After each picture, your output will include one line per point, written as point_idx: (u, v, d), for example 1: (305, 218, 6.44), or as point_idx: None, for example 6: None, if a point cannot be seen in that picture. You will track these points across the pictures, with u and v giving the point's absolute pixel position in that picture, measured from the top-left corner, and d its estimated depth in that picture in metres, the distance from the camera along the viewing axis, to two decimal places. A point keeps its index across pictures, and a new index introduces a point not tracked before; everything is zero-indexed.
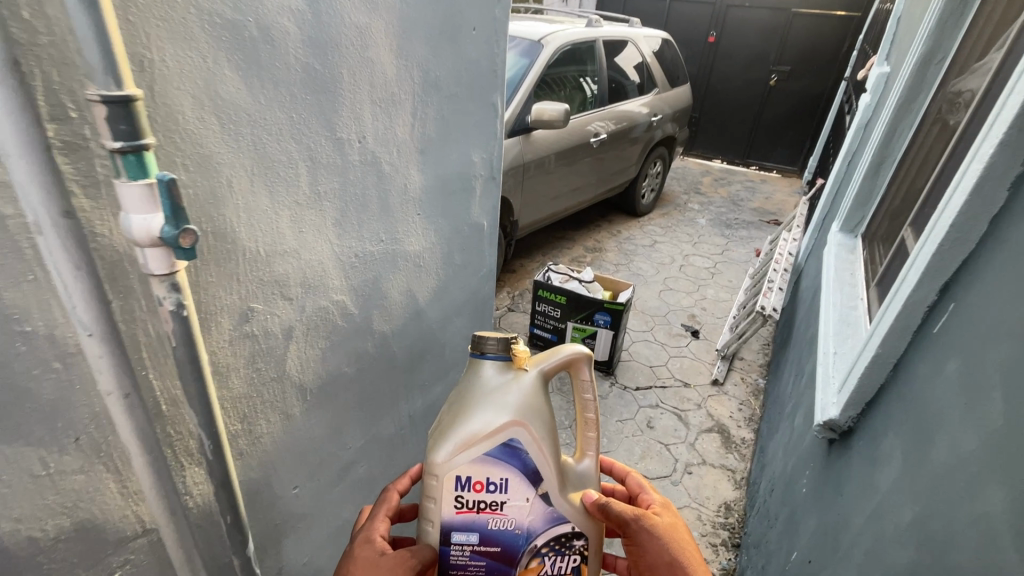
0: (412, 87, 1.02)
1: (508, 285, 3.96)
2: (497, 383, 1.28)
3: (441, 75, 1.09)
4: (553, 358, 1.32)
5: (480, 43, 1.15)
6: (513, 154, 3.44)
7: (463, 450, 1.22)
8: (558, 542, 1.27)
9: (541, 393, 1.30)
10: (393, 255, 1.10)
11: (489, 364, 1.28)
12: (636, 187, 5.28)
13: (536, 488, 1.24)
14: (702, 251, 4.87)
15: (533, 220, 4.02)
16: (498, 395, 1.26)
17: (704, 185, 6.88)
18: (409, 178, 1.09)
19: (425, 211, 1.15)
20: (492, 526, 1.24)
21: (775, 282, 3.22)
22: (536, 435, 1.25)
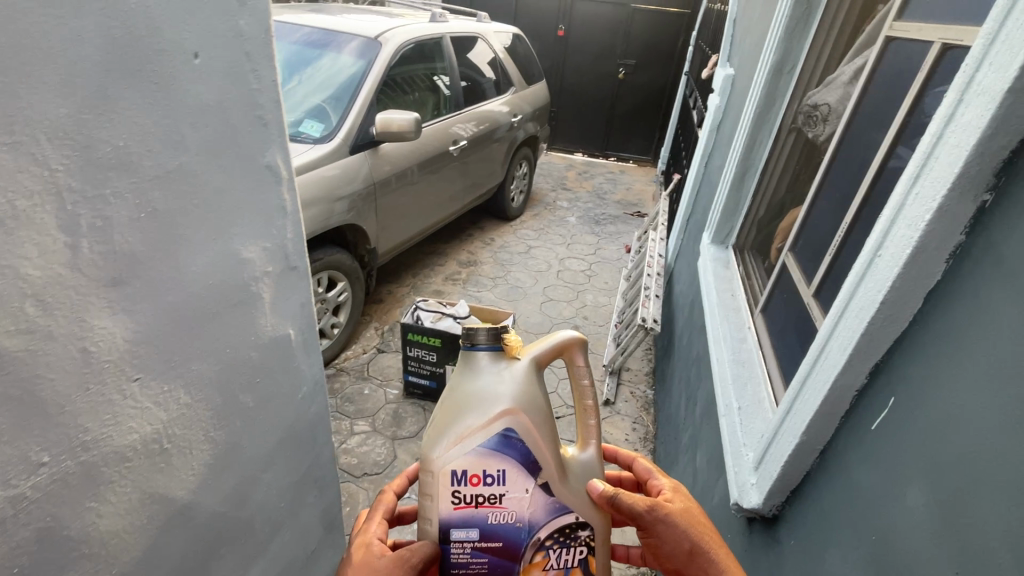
0: (45, 186, 0.51)
1: (376, 319, 3.46)
2: (488, 377, 1.24)
3: (138, 146, 0.58)
4: (547, 343, 1.28)
5: (218, 75, 0.65)
6: (360, 174, 2.93)
7: (456, 444, 1.20)
8: (563, 534, 1.23)
9: (537, 380, 1.27)
10: (92, 473, 0.64)
11: (482, 354, 1.26)
12: (504, 191, 5.04)
13: (535, 479, 1.21)
14: (576, 252, 4.81)
15: (397, 242, 3.54)
16: (489, 386, 1.22)
17: (569, 180, 6.91)
18: (95, 344, 0.59)
19: (156, 372, 0.68)
20: (492, 521, 1.22)
21: (652, 288, 3.17)
22: (531, 422, 1.22)
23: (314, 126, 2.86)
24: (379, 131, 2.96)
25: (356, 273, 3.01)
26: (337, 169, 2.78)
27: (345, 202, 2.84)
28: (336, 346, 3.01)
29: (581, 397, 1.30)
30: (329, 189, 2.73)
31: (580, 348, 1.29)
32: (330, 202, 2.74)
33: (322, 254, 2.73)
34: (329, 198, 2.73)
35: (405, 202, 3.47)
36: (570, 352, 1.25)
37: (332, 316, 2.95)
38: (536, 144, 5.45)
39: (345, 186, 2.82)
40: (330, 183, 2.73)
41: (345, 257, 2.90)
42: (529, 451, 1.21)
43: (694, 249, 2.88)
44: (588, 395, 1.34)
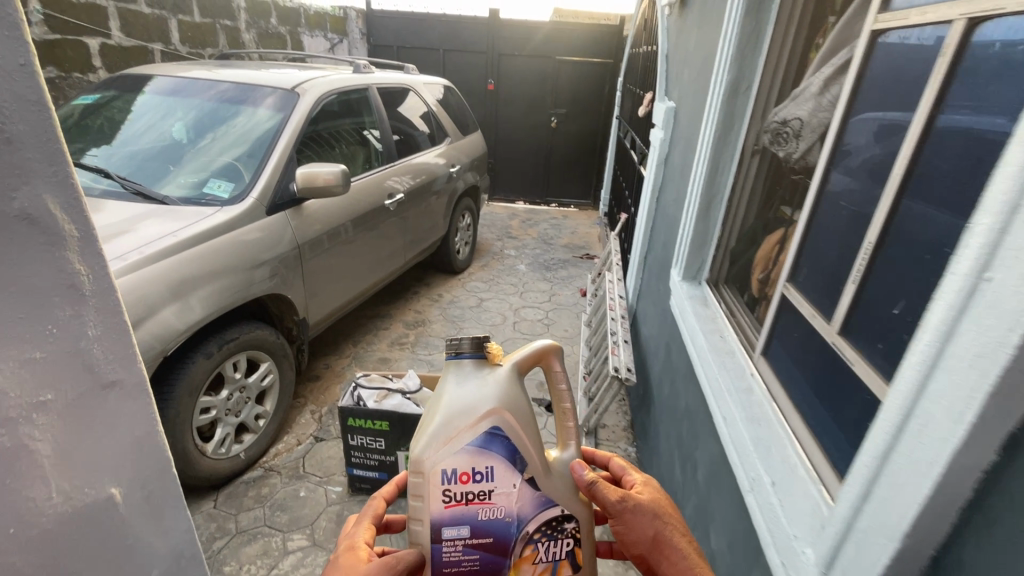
0: None
1: (312, 400, 2.99)
2: (474, 383, 1.32)
3: None
4: (527, 350, 1.38)
5: None
6: (282, 237, 2.55)
7: (446, 444, 1.27)
8: (549, 526, 1.32)
9: (519, 384, 1.36)
10: None
11: (467, 362, 1.35)
12: (449, 244, 4.77)
13: (521, 474, 1.30)
14: (531, 301, 4.56)
15: (333, 310, 3.14)
16: (476, 391, 1.30)
17: (514, 228, 6.77)
18: None
19: None
20: (481, 517, 1.29)
21: (619, 334, 2.92)
22: (516, 420, 1.30)
23: (222, 185, 2.48)
24: (304, 188, 2.60)
25: (283, 351, 2.56)
26: (252, 232, 2.38)
27: (266, 270, 2.43)
28: (262, 441, 2.51)
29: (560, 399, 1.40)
30: (245, 257, 2.32)
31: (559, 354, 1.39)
32: (247, 271, 2.32)
33: (241, 333, 2.28)
34: (246, 267, 2.32)
35: (338, 264, 3.10)
36: (547, 357, 1.36)
37: (257, 405, 2.47)
38: (477, 194, 5.27)
39: (264, 251, 2.42)
40: (245, 249, 2.32)
41: (270, 333, 2.47)
42: (515, 448, 1.29)
43: (660, 289, 2.67)
44: (565, 399, 1.44)
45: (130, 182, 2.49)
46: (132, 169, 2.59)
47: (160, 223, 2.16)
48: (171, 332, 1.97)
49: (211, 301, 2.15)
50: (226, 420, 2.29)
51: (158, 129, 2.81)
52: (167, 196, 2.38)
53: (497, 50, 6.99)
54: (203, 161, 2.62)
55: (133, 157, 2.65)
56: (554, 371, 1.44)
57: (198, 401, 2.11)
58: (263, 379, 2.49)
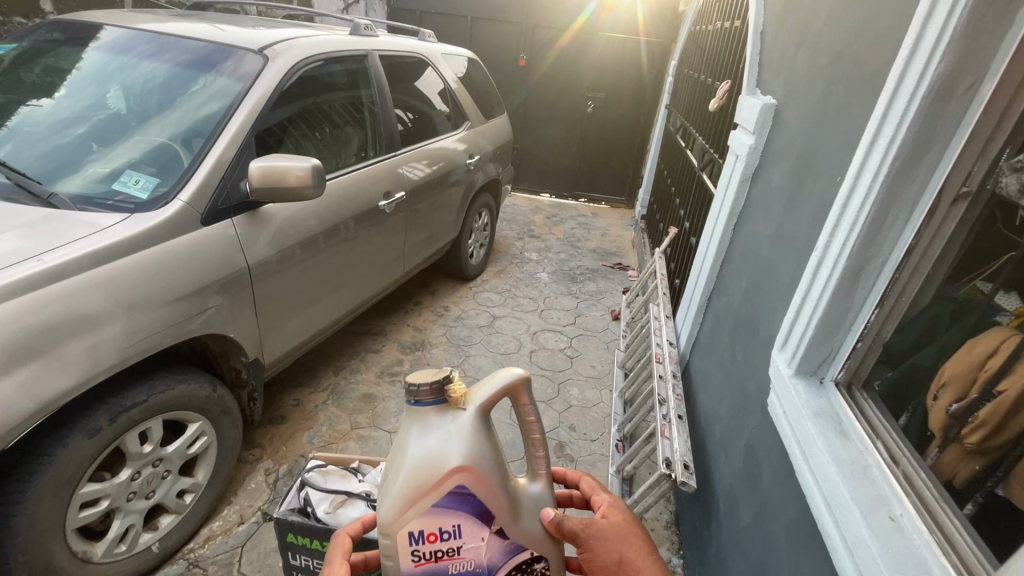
0: None
1: (271, 454, 2.36)
2: (437, 434, 1.15)
3: None
4: (493, 388, 1.18)
5: None
6: (225, 254, 1.86)
7: (412, 507, 1.13)
8: (521, 570, 1.22)
9: (486, 429, 1.19)
10: None
11: (427, 412, 1.15)
12: (461, 248, 4.05)
13: (490, 527, 1.18)
14: (553, 322, 3.84)
15: (308, 339, 2.47)
16: (439, 443, 1.13)
17: (536, 224, 6.04)
18: None
19: None
20: (453, 570, 1.19)
21: (671, 407, 2.20)
22: (486, 479, 1.14)
23: (141, 181, 1.79)
24: (258, 183, 1.90)
25: (222, 407, 1.93)
26: (176, 250, 1.70)
27: (198, 303, 1.76)
28: (186, 523, 1.91)
29: (530, 431, 1.26)
30: (162, 286, 1.65)
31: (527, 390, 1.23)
32: (165, 307, 1.65)
33: (151, 394, 1.63)
34: (164, 301, 1.64)
35: (316, 284, 2.41)
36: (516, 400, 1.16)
37: (180, 480, 1.85)
38: (498, 188, 4.52)
39: (195, 277, 1.75)
40: (161, 275, 1.65)
41: (202, 386, 1.82)
42: (484, 506, 1.15)
43: (738, 359, 1.94)
44: (536, 429, 1.30)
45: (17, 165, 1.81)
46: (25, 142, 1.90)
47: (23, 237, 1.47)
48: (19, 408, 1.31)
49: (98, 353, 1.47)
50: (127, 509, 1.67)
51: (77, 89, 2.10)
52: (56, 191, 1.72)
53: (533, 21, 6.14)
54: (122, 140, 1.91)
55: (30, 126, 1.95)
56: (523, 405, 1.27)
57: (75, 495, 1.49)
58: (191, 444, 1.87)
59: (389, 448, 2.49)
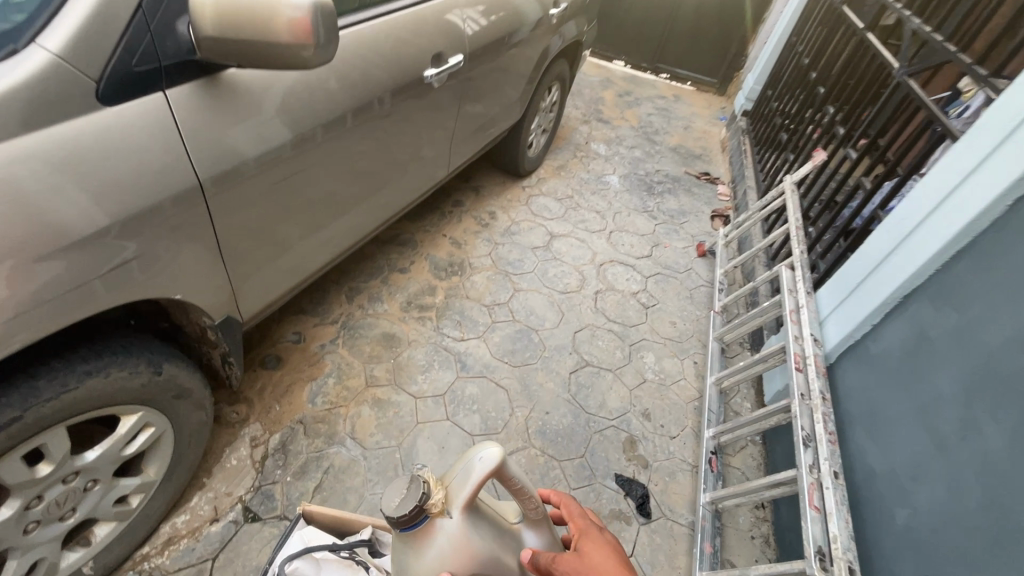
0: None
1: (258, 416, 1.79)
2: (432, 551, 0.93)
3: None
4: (470, 484, 0.95)
5: None
6: (149, 161, 1.06)
7: None
8: None
9: (477, 524, 0.97)
10: None
11: (416, 534, 0.93)
12: (520, 136, 3.06)
13: None
14: (624, 251, 3.02)
15: (306, 269, 1.73)
16: (438, 561, 0.93)
17: (606, 103, 4.84)
18: None
19: None
20: None
21: (823, 456, 1.51)
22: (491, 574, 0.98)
23: None
24: (214, 30, 1.02)
25: (172, 391, 1.27)
26: (44, 158, 0.91)
27: (101, 251, 1.02)
28: (137, 529, 1.39)
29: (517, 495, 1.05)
30: (23, 229, 0.89)
31: (508, 465, 0.98)
32: (34, 268, 0.92)
33: (26, 409, 0.96)
34: (29, 257, 0.90)
35: (313, 194, 1.59)
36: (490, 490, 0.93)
37: (117, 486, 1.28)
38: (576, 54, 3.34)
39: (91, 209, 0.98)
40: (16, 209, 0.87)
41: (133, 374, 1.14)
42: None
43: (990, 444, 1.21)
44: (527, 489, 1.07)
45: None
46: None
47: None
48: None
49: None
50: (27, 545, 1.12)
51: None
52: None
53: None
54: None
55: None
56: (507, 478, 1.02)
57: None
58: (130, 441, 1.25)
59: (412, 421, 1.89)
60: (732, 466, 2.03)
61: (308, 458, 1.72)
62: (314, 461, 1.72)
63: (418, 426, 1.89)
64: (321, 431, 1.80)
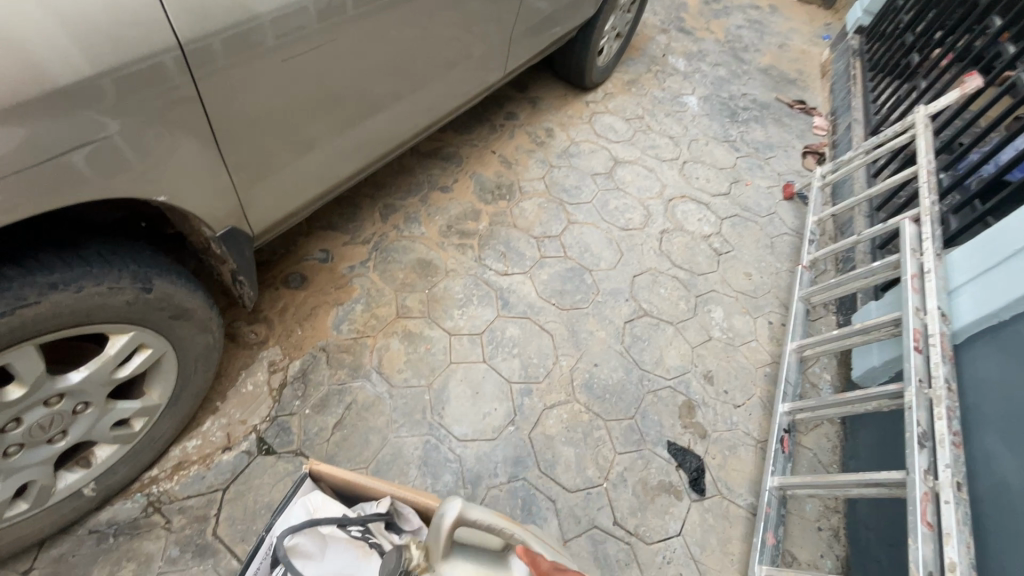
0: None
1: (277, 340, 1.62)
2: None
3: None
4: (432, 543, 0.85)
5: None
6: (106, 6, 0.80)
7: None
8: None
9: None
10: None
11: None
12: (590, 39, 2.59)
13: None
14: (698, 186, 2.60)
15: (334, 178, 1.48)
16: None
17: (690, 10, 4.13)
18: None
19: None
20: None
21: (944, 461, 1.21)
22: None
23: None
24: None
25: (168, 311, 1.08)
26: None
27: (44, 131, 0.78)
28: (143, 452, 1.27)
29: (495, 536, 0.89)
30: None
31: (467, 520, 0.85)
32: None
33: None
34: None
35: (342, 84, 1.29)
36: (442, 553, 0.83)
37: (113, 409, 1.12)
38: None
39: (19, 71, 0.73)
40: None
41: (114, 290, 0.95)
42: None
43: None
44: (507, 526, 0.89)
45: None
46: None
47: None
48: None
49: None
50: (10, 468, 1.01)
51: None
52: None
53: None
54: None
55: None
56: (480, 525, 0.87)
57: None
58: (123, 362, 1.07)
59: (445, 360, 1.69)
60: (803, 445, 1.77)
61: (328, 391, 1.56)
62: (336, 396, 1.55)
63: (451, 366, 1.68)
64: (344, 361, 1.62)
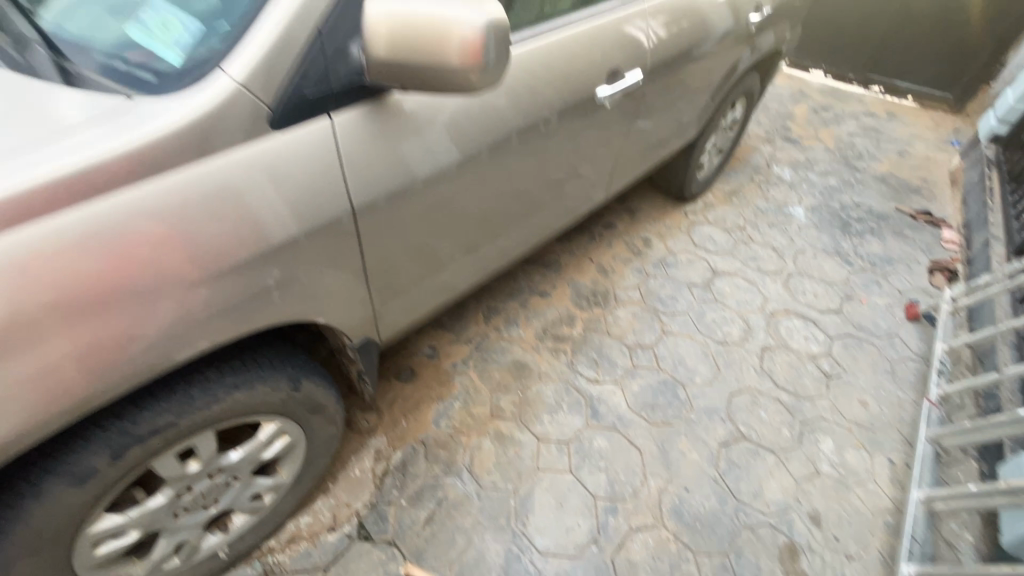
0: None
1: (385, 429, 1.79)
2: None
3: None
4: None
5: None
6: (316, 185, 1.04)
7: None
8: None
9: None
10: None
11: None
12: (690, 159, 2.73)
13: None
14: (805, 300, 2.51)
15: (452, 291, 1.68)
16: None
17: (797, 119, 4.16)
18: None
19: None
20: None
21: None
22: None
23: (173, 25, 0.93)
24: (387, 54, 0.95)
25: (307, 405, 1.30)
26: (206, 185, 0.91)
27: (257, 277, 1.02)
28: (266, 523, 1.45)
29: None
30: (178, 256, 0.90)
31: None
32: (183, 296, 0.92)
33: (180, 417, 1.03)
34: (180, 284, 0.91)
35: (468, 217, 1.52)
36: None
37: (253, 484, 1.33)
38: (771, 67, 2.88)
39: (251, 235, 0.98)
40: (173, 235, 0.88)
41: (274, 389, 1.18)
42: None
43: None
44: None
45: None
46: None
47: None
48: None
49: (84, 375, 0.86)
50: (175, 528, 1.22)
51: None
52: (51, 27, 0.92)
53: None
54: None
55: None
56: None
57: (82, 537, 1.04)
58: (267, 446, 1.29)
59: (533, 466, 1.75)
60: None
61: (424, 484, 1.68)
62: (430, 490, 1.67)
63: (538, 473, 1.74)
64: (440, 457, 1.75)
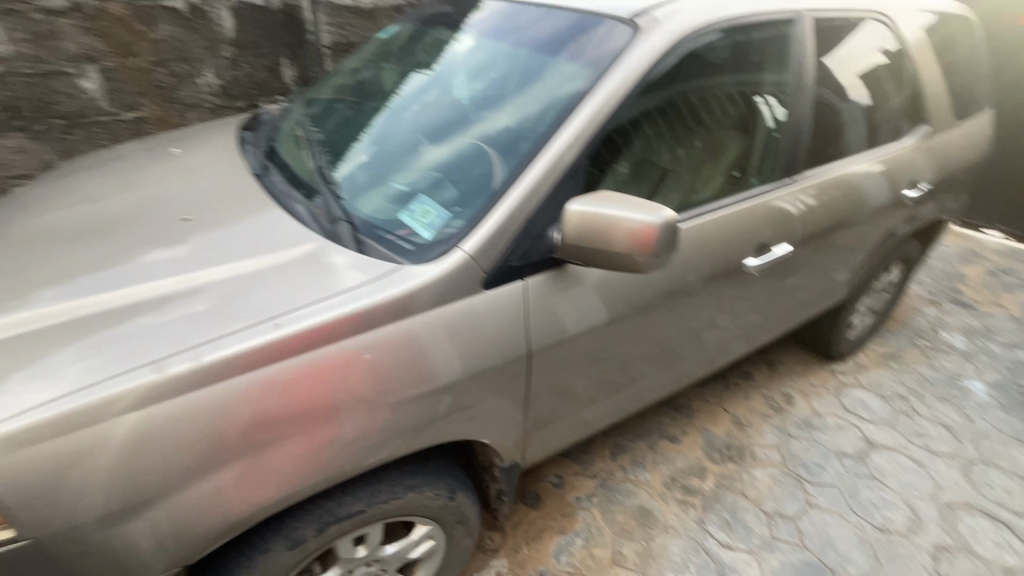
0: None
1: (507, 552, 1.86)
2: None
3: None
4: None
5: None
6: (500, 332, 1.31)
7: None
8: None
9: None
10: None
11: None
12: (837, 321, 2.67)
13: None
14: (991, 496, 2.15)
15: (588, 429, 1.80)
16: None
17: (970, 281, 3.80)
18: None
19: None
20: None
21: None
22: None
23: (430, 214, 1.33)
24: (580, 240, 1.21)
25: (456, 514, 1.45)
26: (426, 329, 1.21)
27: (444, 401, 1.27)
28: None
29: None
30: (394, 381, 1.18)
31: None
32: (390, 410, 1.19)
33: (370, 505, 1.25)
34: (392, 400, 1.19)
35: (613, 363, 1.68)
36: None
37: None
38: (932, 234, 2.79)
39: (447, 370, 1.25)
40: (394, 364, 1.17)
41: (436, 494, 1.36)
42: None
43: None
44: None
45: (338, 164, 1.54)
46: (360, 134, 1.63)
47: (264, 289, 1.16)
48: (195, 517, 1.05)
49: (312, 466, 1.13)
50: None
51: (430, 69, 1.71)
52: (353, 213, 1.37)
53: None
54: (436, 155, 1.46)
55: (353, 107, 1.79)
56: None
57: None
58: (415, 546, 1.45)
59: None
60: None
61: None
62: None
63: None
64: None
